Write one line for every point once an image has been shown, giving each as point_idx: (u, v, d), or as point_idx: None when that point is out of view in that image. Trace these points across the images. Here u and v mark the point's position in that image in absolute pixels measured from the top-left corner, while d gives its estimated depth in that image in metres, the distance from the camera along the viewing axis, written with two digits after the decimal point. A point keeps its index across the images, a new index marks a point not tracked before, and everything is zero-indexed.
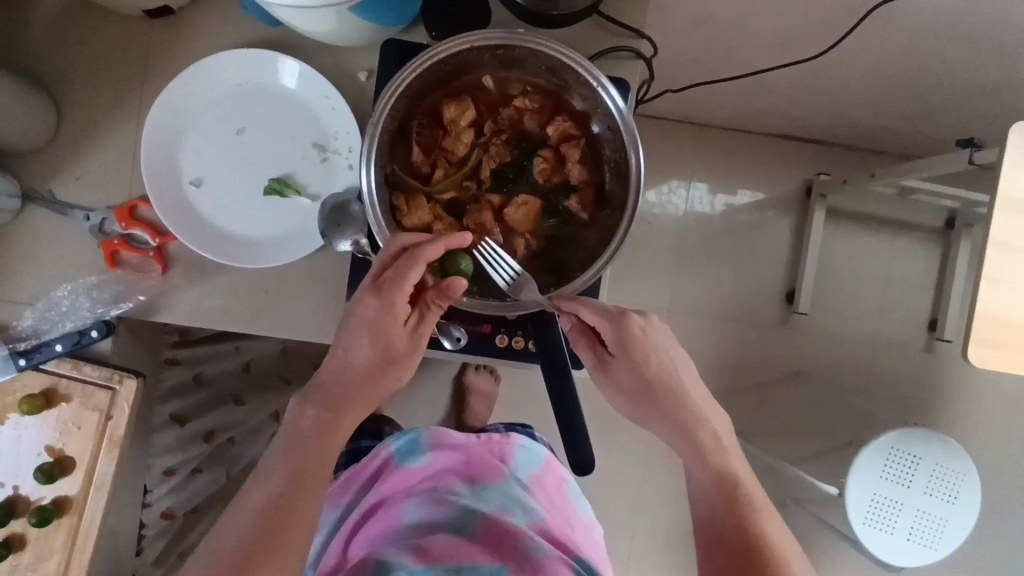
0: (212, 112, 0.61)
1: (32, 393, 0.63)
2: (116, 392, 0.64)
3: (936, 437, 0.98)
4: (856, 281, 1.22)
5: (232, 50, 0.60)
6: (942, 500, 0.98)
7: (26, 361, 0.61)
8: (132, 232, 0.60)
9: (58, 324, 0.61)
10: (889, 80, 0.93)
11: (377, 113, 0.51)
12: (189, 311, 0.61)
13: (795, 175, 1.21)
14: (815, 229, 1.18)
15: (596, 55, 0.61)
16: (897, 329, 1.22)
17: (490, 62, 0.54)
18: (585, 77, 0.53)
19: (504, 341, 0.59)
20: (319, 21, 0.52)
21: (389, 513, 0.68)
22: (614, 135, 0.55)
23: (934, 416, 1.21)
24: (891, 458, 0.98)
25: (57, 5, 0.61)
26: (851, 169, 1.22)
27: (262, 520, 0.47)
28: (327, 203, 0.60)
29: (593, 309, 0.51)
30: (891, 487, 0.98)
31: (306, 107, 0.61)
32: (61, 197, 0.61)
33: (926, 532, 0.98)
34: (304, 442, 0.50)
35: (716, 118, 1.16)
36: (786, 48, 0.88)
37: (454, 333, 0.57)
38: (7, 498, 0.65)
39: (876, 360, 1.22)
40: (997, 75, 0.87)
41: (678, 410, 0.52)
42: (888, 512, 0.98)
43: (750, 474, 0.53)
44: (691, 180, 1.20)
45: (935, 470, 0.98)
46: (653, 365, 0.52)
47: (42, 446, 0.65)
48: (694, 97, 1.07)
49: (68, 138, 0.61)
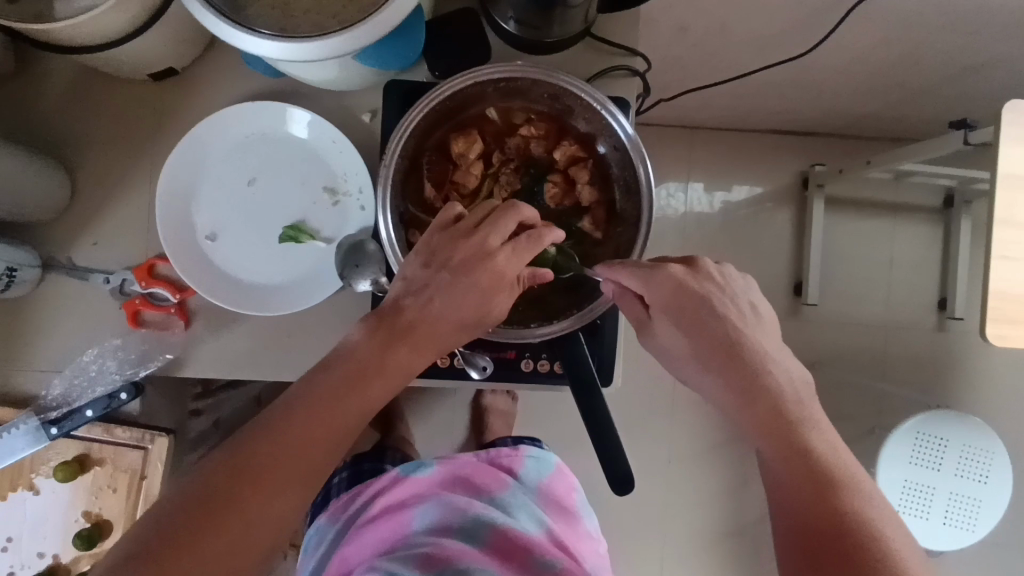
0: (223, 165, 0.62)
1: (66, 460, 0.66)
2: (148, 451, 0.67)
3: (962, 418, 0.98)
4: (862, 267, 1.22)
5: (238, 104, 0.61)
6: (974, 481, 0.98)
7: (58, 429, 0.62)
8: (152, 291, 0.61)
9: (87, 390, 0.62)
10: (876, 68, 0.94)
11: (389, 155, 0.52)
12: (215, 362, 0.62)
13: (790, 168, 1.22)
14: (816, 219, 1.19)
15: (592, 76, 0.62)
16: (907, 311, 1.22)
17: (493, 94, 0.55)
18: (588, 101, 0.54)
19: (530, 365, 0.59)
20: (323, 70, 0.53)
21: (398, 520, 0.66)
22: (621, 154, 0.55)
23: (953, 395, 1.21)
24: (919, 443, 0.98)
25: (62, 75, 0.62)
26: (844, 157, 1.23)
27: (268, 451, 0.42)
28: (342, 245, 0.60)
29: (630, 271, 0.49)
30: (922, 472, 0.98)
31: (314, 153, 0.62)
32: (81, 262, 0.61)
33: (961, 515, 0.98)
34: (350, 362, 0.45)
35: (707, 120, 1.17)
36: (773, 47, 0.89)
37: (479, 362, 0.59)
38: (47, 566, 0.68)
39: (889, 343, 1.22)
40: (982, 54, 0.88)
41: (743, 373, 0.47)
42: (921, 497, 0.98)
43: (838, 447, 0.46)
44: (688, 182, 1.22)
45: (965, 451, 0.98)
46: (702, 322, 0.48)
47: (78, 513, 0.68)
48: (685, 102, 1.08)
49: (83, 203, 0.62)
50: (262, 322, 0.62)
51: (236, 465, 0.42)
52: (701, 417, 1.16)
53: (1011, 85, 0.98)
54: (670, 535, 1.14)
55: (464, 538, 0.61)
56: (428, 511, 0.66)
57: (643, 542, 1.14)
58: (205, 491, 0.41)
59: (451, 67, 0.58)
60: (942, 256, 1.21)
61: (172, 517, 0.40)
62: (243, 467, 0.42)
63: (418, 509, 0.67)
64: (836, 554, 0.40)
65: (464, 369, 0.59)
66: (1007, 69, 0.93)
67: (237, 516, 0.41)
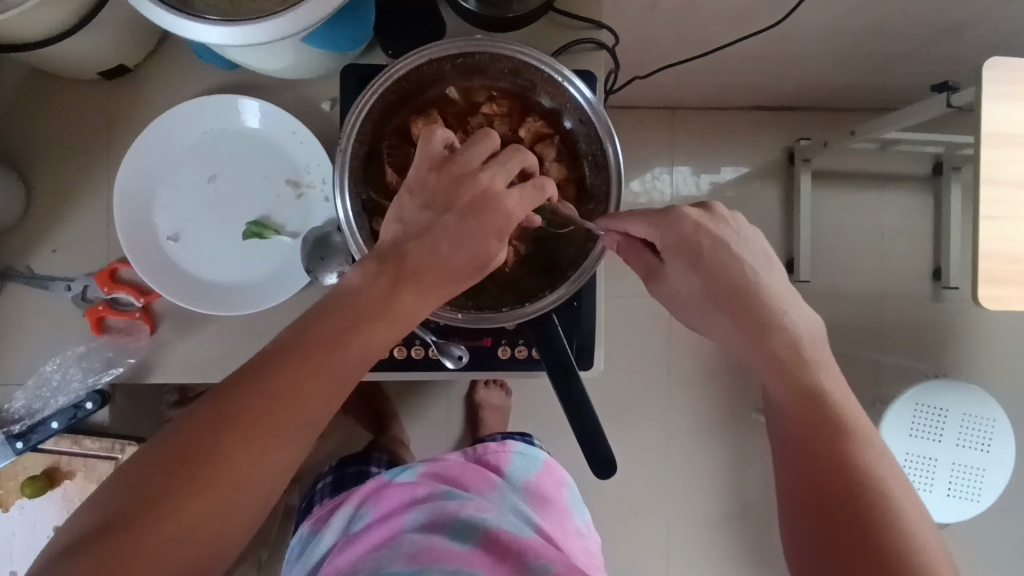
0: (182, 162, 0.60)
1: (34, 475, 0.65)
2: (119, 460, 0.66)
3: (961, 387, 0.96)
4: (853, 241, 1.21)
5: (193, 98, 0.59)
6: (976, 450, 0.97)
7: (23, 443, 0.61)
8: (115, 296, 0.59)
9: (51, 401, 0.61)
10: (854, 35, 0.92)
11: (345, 140, 0.50)
12: (185, 366, 0.60)
13: (775, 144, 1.21)
14: (803, 194, 1.17)
15: (556, 51, 0.61)
16: (901, 282, 1.20)
17: (451, 72, 0.54)
18: (549, 74, 0.52)
19: (507, 352, 0.57)
20: (275, 57, 0.52)
21: (388, 521, 0.64)
22: (587, 128, 0.54)
23: (951, 365, 1.20)
24: (919, 415, 0.96)
25: (10, 81, 0.60)
26: (829, 130, 1.21)
27: (250, 401, 0.39)
28: (308, 238, 0.58)
29: (639, 217, 0.47)
30: (923, 444, 0.96)
31: (274, 145, 0.61)
32: (40, 271, 0.60)
33: (965, 485, 0.97)
34: (356, 304, 0.42)
35: (688, 100, 1.16)
36: (747, 19, 0.87)
37: (455, 351, 0.56)
38: None
39: (885, 316, 1.20)
40: (960, 14, 0.86)
41: (756, 317, 0.45)
42: (923, 469, 0.96)
43: (849, 395, 0.44)
44: (673, 164, 1.20)
45: (965, 420, 0.96)
46: (714, 265, 0.46)
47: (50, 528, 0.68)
48: (663, 81, 1.06)
49: (40, 210, 0.60)
50: (231, 323, 0.60)
51: (214, 415, 0.38)
52: (697, 402, 1.14)
53: (992, 45, 0.97)
54: (672, 522, 1.13)
55: (455, 536, 0.59)
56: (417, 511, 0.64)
57: (647, 530, 1.12)
58: (181, 442, 0.38)
59: (409, 47, 0.56)
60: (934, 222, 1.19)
61: (144, 472, 0.37)
62: (221, 418, 0.38)
63: (407, 510, 0.64)
64: (849, 505, 0.39)
65: (439, 358, 0.57)
66: (988, 28, 0.91)
67: (216, 472, 0.37)
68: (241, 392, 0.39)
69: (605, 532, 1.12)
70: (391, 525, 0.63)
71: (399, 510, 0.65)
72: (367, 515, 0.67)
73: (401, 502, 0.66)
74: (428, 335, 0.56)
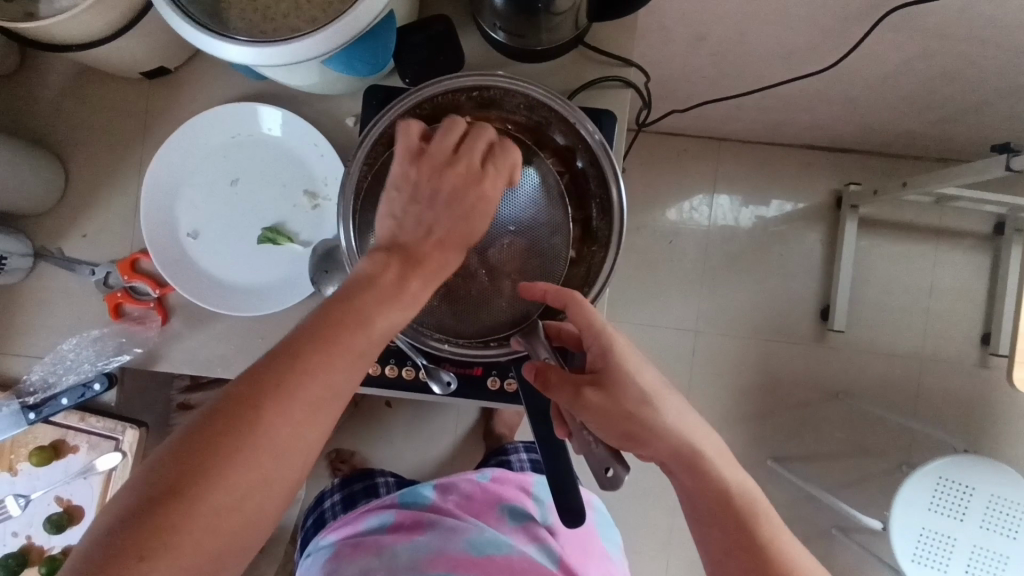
0: (206, 164, 0.62)
1: (42, 445, 0.71)
2: (119, 440, 0.72)
3: (988, 466, 0.98)
4: (900, 62, 0.86)
5: (187, 135, 0.61)
6: (1000, 535, 0.97)
7: (35, 414, 0.66)
8: (134, 285, 0.63)
9: (62, 378, 0.65)
10: (947, 62, 0.84)
11: (354, 160, 0.52)
12: (188, 359, 0.63)
13: (818, 10, 0.74)
14: (633, 68, 0.63)
15: (271, 16, 0.50)
16: (987, 48, 0.80)
17: (467, 104, 0.55)
18: (468, 83, 0.52)
19: (495, 383, 0.60)
20: (89, 20, 0.51)
21: (388, 290, 0.42)
22: (597, 169, 0.54)
23: (978, 57, 0.82)
24: (941, 489, 0.98)
25: None
26: (838, 15, 0.75)
27: (745, 495, 0.49)
28: (317, 248, 0.60)
29: None
30: (941, 520, 0.98)
31: (296, 156, 0.63)
32: (69, 254, 0.63)
33: (1002, 520, 0.97)
34: None
35: (690, 22, 0.80)
36: (836, 30, 0.79)
37: (443, 377, 0.59)
38: (61, 509, 0.73)
39: (939, 76, 0.88)
40: (812, 24, 0.77)
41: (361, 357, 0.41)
42: (992, 566, 0.97)
43: (440, 246, 0.46)
44: (624, 67, 0.63)
45: (991, 502, 0.97)
46: None
47: (77, 471, 0.72)
48: (659, 3, 0.77)
49: (72, 204, 0.64)
50: (241, 321, 0.63)
51: (621, 426, 0.49)
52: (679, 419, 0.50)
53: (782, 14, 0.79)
54: (880, 366, 1.26)
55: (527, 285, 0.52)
56: (535, 507, 0.78)
57: (804, 444, 1.27)
58: (702, 511, 0.49)
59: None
60: (995, 382, 1.24)
61: (712, 537, 0.48)
62: (701, 450, 0.49)
63: (530, 498, 0.79)
64: (461, 174, 0.47)
65: (427, 381, 0.60)
66: None
67: (553, 393, 0.50)
68: (733, 489, 0.48)
69: (800, 462, 1.26)
70: (512, 507, 0.76)
71: (518, 497, 0.78)
72: (382, 518, 0.74)
73: (509, 492, 0.79)
74: (547, 351, 0.52)
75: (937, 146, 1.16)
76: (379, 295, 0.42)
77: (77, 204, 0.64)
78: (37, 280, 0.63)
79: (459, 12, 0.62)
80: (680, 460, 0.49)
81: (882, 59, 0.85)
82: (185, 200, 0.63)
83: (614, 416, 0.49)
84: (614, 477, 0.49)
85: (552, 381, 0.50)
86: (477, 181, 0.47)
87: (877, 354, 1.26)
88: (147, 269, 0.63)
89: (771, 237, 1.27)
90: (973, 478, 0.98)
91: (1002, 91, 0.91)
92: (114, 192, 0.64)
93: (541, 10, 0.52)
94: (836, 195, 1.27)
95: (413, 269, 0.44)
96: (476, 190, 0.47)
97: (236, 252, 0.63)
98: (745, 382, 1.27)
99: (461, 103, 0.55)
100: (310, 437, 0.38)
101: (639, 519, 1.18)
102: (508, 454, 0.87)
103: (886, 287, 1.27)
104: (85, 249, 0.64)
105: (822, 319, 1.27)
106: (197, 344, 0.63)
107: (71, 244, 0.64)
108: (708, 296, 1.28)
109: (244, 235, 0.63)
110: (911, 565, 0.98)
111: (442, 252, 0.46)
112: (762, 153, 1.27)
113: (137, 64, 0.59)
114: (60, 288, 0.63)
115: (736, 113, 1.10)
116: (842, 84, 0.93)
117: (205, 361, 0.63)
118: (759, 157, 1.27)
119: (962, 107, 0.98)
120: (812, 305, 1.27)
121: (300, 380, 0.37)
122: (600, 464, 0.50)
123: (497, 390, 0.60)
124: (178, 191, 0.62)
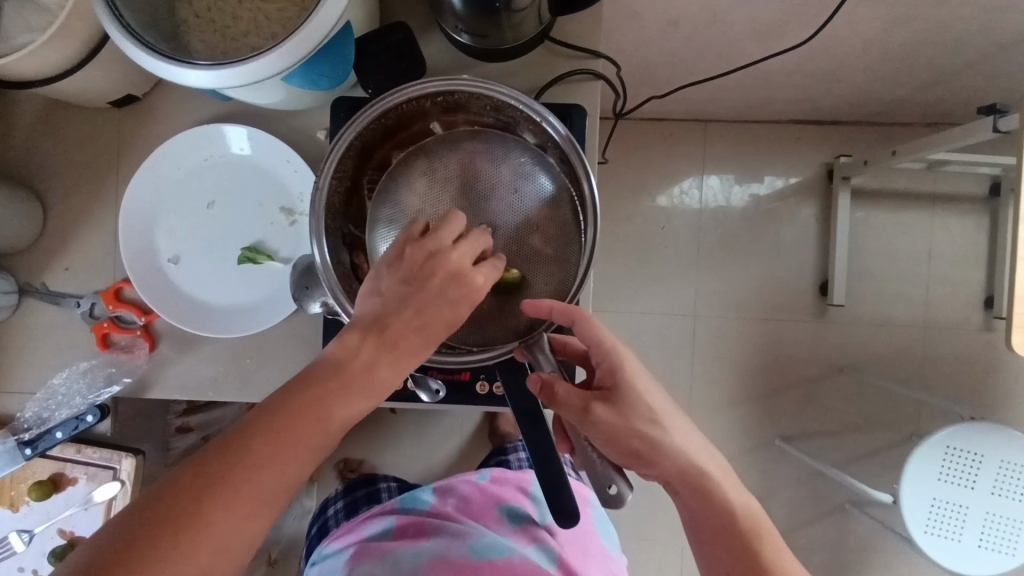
0: (181, 189, 0.62)
1: (42, 480, 0.72)
2: (117, 468, 0.72)
3: (997, 432, 0.97)
4: (877, 30, 0.84)
5: (161, 160, 0.61)
6: (1012, 500, 0.97)
7: (31, 450, 0.66)
8: (119, 314, 0.63)
9: (55, 412, 0.66)
10: (925, 26, 0.83)
11: (323, 171, 0.52)
12: (178, 384, 0.63)
13: None
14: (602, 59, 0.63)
15: (229, 36, 0.50)
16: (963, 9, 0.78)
17: (433, 109, 0.55)
18: (434, 89, 0.52)
19: (483, 387, 0.60)
20: (48, 54, 0.50)
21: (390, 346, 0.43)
22: (568, 165, 0.54)
23: (956, 18, 0.80)
24: (949, 459, 0.97)
25: None
26: None
27: (750, 518, 0.50)
28: (296, 265, 0.60)
29: None
30: (951, 490, 0.97)
31: (269, 173, 0.62)
32: (53, 288, 0.64)
33: (1012, 485, 0.97)
34: None
35: (661, 7, 0.79)
36: (808, 4, 0.78)
37: (431, 385, 0.59)
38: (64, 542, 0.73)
39: (919, 41, 0.87)
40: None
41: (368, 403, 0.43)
42: (1005, 532, 0.97)
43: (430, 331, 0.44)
44: (593, 58, 0.62)
45: (1000, 468, 0.97)
46: None
47: (78, 503, 0.73)
48: None
49: (52, 237, 0.64)
50: (229, 342, 0.63)
51: (628, 443, 0.50)
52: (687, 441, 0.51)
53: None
54: (882, 337, 1.25)
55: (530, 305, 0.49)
56: (535, 507, 0.78)
57: (811, 421, 1.26)
58: (706, 532, 0.50)
59: None
60: (999, 345, 1.23)
61: (714, 555, 0.50)
62: (708, 471, 0.50)
63: (529, 498, 0.79)
64: (450, 272, 0.45)
65: (415, 390, 0.60)
66: None
67: (560, 406, 0.50)
68: (738, 512, 0.50)
69: (807, 438, 1.25)
70: (511, 509, 0.76)
71: (517, 497, 0.78)
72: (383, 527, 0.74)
73: (508, 492, 0.79)
74: (549, 363, 0.51)
75: (925, 111, 1.15)
76: (357, 372, 0.42)
77: (57, 237, 0.64)
78: (21, 315, 0.63)
79: (423, 17, 0.61)
80: (687, 482, 0.50)
81: (858, 29, 0.84)
82: (163, 225, 0.63)
83: (621, 433, 0.50)
84: (618, 495, 0.50)
85: (558, 395, 0.50)
86: (464, 280, 0.45)
87: (878, 325, 1.25)
88: (132, 297, 0.63)
89: (764, 215, 1.26)
90: (981, 446, 0.97)
91: (986, 50, 0.90)
92: (93, 223, 0.64)
93: (500, 10, 0.52)
94: (826, 169, 1.25)
95: (392, 349, 0.43)
96: (464, 289, 0.45)
97: (219, 274, 0.63)
98: (747, 363, 1.27)
99: (428, 109, 0.55)
100: (278, 501, 0.38)
101: (648, 507, 1.17)
102: (507, 453, 0.87)
103: (883, 257, 1.25)
104: (68, 282, 0.64)
105: (821, 294, 1.26)
106: (186, 368, 0.63)
107: (53, 278, 0.64)
108: (703, 279, 1.27)
109: (225, 256, 0.63)
110: (923, 536, 0.97)
111: (427, 340, 0.44)
112: (749, 131, 1.26)
113: (103, 94, 0.59)
114: (47, 321, 0.63)
115: (718, 94, 1.09)
116: (822, 57, 0.92)
117: (194, 385, 0.63)
118: (746, 136, 1.26)
119: (946, 70, 0.96)
120: (810, 280, 1.26)
121: (282, 432, 0.39)
122: (602, 481, 0.51)
123: (486, 394, 0.60)
124: (156, 217, 0.62)
